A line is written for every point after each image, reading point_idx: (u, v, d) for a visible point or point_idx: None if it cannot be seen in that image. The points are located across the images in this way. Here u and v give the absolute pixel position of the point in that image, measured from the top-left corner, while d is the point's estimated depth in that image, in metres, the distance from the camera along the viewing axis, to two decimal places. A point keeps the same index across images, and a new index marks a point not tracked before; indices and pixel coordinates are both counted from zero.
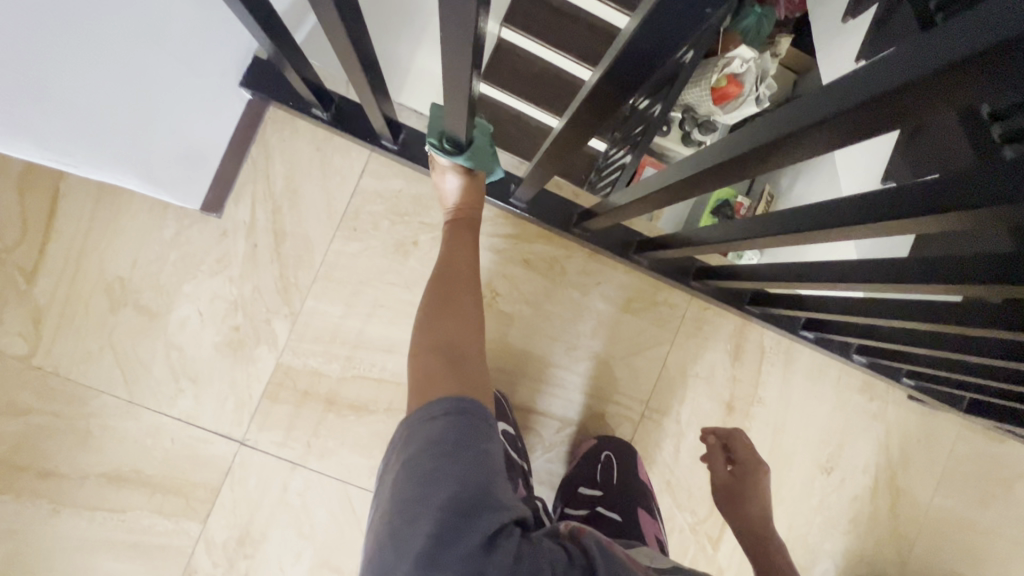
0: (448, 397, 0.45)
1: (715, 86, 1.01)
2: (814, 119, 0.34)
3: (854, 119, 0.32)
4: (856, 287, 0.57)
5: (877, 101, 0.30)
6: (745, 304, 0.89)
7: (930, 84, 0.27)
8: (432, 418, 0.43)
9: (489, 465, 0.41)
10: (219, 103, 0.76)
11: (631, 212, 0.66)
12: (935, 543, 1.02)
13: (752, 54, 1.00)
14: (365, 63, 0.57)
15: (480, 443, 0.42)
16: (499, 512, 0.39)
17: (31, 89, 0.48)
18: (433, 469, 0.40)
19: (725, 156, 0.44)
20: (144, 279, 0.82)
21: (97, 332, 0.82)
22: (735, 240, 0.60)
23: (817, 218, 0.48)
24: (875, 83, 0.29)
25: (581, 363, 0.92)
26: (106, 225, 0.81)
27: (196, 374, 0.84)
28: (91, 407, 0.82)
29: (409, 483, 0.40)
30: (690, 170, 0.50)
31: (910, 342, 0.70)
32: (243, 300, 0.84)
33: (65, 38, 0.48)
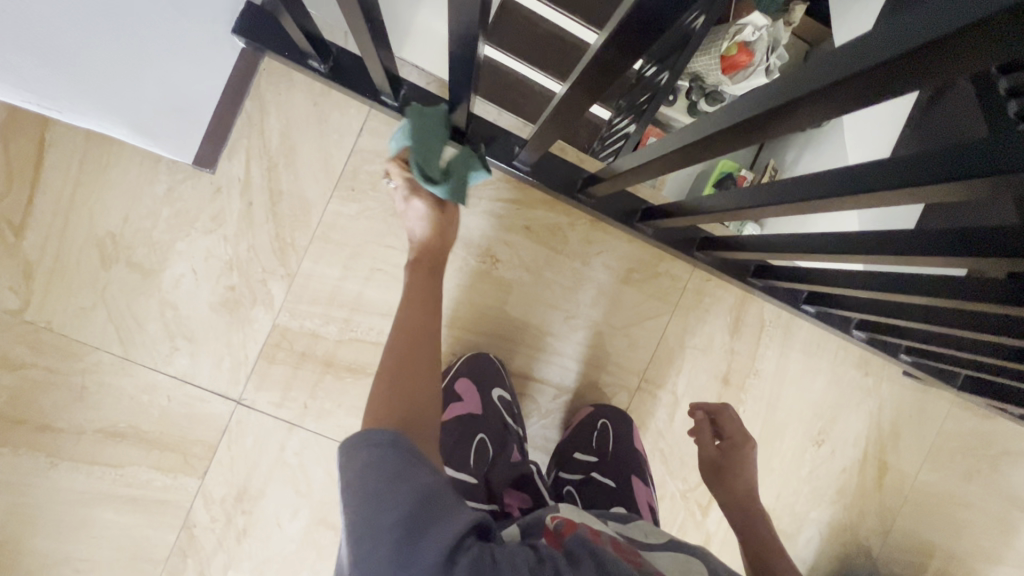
0: (383, 428, 0.44)
1: (726, 54, 0.97)
2: (821, 83, 0.33)
3: (869, 81, 0.30)
4: (859, 257, 0.56)
5: (892, 62, 0.28)
6: (748, 276, 0.88)
7: (945, 43, 0.25)
8: (367, 449, 0.42)
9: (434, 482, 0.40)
10: (210, 51, 0.72)
11: (635, 177, 0.65)
12: (918, 514, 1.05)
13: (764, 22, 0.95)
14: (366, 11, 0.54)
15: (421, 463, 0.41)
16: (455, 519, 0.39)
17: None
18: (380, 496, 0.38)
19: (732, 119, 0.42)
20: (135, 236, 0.80)
21: (89, 288, 0.80)
22: (741, 207, 0.59)
23: (821, 185, 0.46)
24: (894, 43, 0.28)
25: (579, 331, 0.92)
26: (94, 178, 0.78)
27: (191, 333, 0.83)
28: (84, 363, 0.81)
29: (355, 515, 0.39)
30: (696, 136, 0.48)
31: (907, 316, 0.70)
32: (238, 259, 0.83)
33: None
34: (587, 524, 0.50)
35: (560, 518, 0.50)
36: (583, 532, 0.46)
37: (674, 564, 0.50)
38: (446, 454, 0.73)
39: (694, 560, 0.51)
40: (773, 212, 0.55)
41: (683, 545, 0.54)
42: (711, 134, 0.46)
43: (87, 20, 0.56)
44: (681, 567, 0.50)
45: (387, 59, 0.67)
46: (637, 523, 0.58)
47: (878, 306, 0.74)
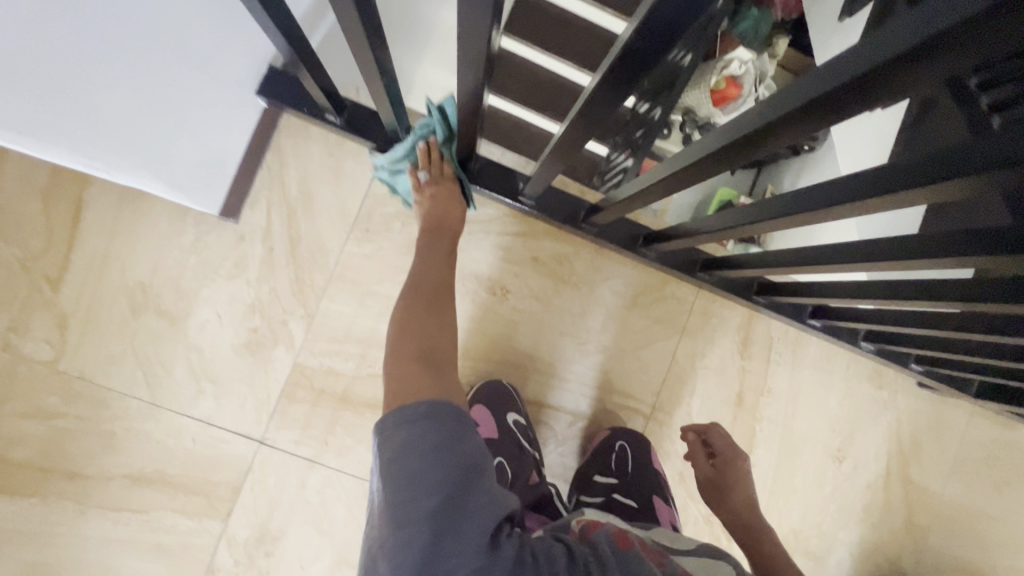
0: (422, 401, 0.44)
1: (715, 87, 1.03)
2: (793, 107, 0.35)
3: (833, 103, 0.33)
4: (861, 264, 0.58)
5: (848, 84, 0.31)
6: (752, 294, 0.89)
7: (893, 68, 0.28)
8: (409, 423, 0.43)
9: (473, 463, 0.42)
10: (236, 110, 0.75)
11: (636, 202, 0.68)
12: (952, 532, 1.02)
13: (749, 56, 1.02)
14: (382, 65, 0.59)
15: (460, 442, 0.42)
16: (496, 507, 0.41)
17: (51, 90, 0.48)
18: (420, 475, 0.40)
19: (718, 145, 0.45)
20: (163, 284, 0.84)
21: (119, 337, 0.84)
22: (735, 227, 0.61)
23: (811, 201, 0.49)
24: (852, 67, 0.30)
25: (590, 357, 0.94)
26: (126, 232, 0.83)
27: (215, 376, 0.86)
28: (113, 411, 0.84)
29: (397, 494, 0.40)
30: (689, 161, 0.51)
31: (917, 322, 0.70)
32: (261, 302, 0.87)
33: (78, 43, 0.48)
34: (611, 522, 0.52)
35: (584, 521, 0.51)
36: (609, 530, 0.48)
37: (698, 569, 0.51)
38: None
39: (719, 563, 0.52)
40: (763, 228, 0.58)
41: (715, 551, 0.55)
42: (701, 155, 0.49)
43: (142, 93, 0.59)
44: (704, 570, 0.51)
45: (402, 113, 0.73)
46: (663, 531, 0.59)
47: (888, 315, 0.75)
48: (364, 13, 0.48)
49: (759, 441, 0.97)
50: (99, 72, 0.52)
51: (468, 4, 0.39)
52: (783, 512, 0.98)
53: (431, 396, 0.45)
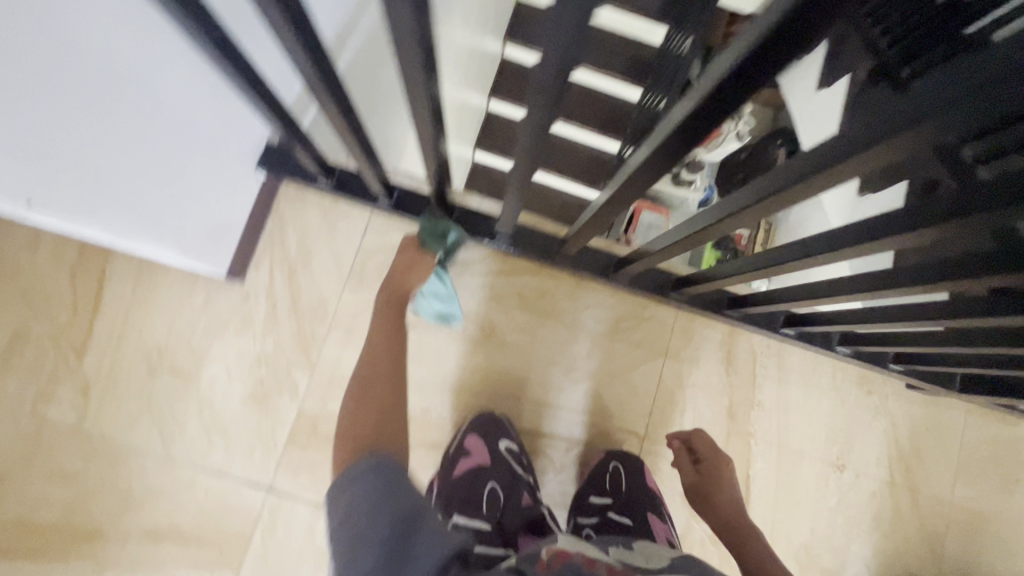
0: (363, 462, 0.52)
1: None
2: (685, 116, 0.38)
3: (717, 108, 0.36)
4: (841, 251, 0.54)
5: (720, 87, 0.33)
6: (724, 309, 0.93)
7: (750, 64, 0.31)
8: (351, 485, 0.50)
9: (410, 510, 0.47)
10: (238, 183, 0.84)
11: (587, 232, 0.72)
12: (968, 538, 1.00)
13: None
14: (358, 133, 0.68)
15: (397, 490, 0.49)
16: (436, 543, 0.46)
17: (69, 175, 0.55)
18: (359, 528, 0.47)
19: (636, 162, 0.49)
20: (177, 345, 0.92)
21: (137, 397, 0.90)
22: (676, 242, 0.67)
23: (729, 206, 0.51)
24: (718, 70, 0.33)
25: (580, 384, 0.98)
26: (144, 300, 0.91)
27: (225, 428, 0.91)
28: (130, 468, 0.89)
29: (345, 550, 0.46)
30: (618, 187, 0.55)
31: (901, 316, 0.69)
32: (266, 354, 0.93)
33: (101, 139, 0.56)
34: (579, 551, 0.55)
35: (553, 552, 0.53)
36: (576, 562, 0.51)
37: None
38: (457, 505, 0.79)
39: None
40: (696, 241, 0.63)
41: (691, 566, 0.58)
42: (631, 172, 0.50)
43: (156, 175, 0.66)
44: None
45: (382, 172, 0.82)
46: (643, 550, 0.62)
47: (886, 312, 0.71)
48: (335, 92, 0.57)
49: (755, 454, 0.99)
50: (91, 131, 0.53)
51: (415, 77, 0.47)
52: (789, 526, 0.98)
53: (370, 455, 0.52)
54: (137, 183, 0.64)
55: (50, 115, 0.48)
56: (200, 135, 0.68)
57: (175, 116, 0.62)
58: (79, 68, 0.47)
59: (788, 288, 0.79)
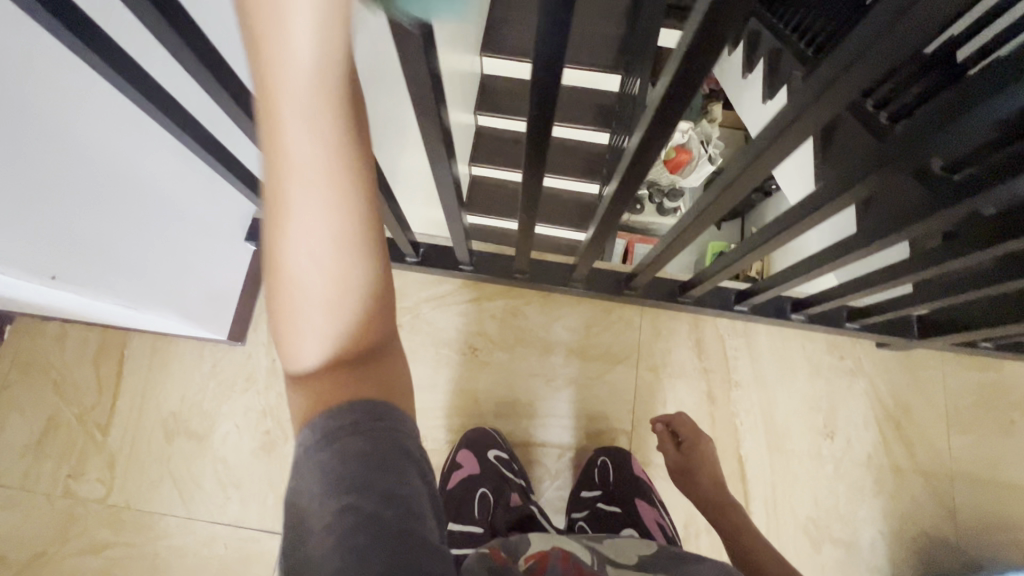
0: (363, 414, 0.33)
1: (669, 157, 1.25)
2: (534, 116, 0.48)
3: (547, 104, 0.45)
4: (742, 185, 0.57)
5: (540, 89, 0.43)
6: (678, 296, 1.00)
7: (548, 69, 0.40)
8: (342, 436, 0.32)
9: (399, 438, 0.34)
10: (233, 256, 0.97)
11: (527, 242, 0.82)
12: (974, 486, 1.00)
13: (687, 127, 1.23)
14: None
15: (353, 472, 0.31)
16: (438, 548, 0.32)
17: (94, 258, 0.67)
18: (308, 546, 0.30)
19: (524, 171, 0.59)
20: (191, 409, 1.01)
21: (158, 463, 0.98)
22: (597, 236, 0.77)
23: (620, 187, 0.61)
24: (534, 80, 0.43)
25: (563, 390, 1.03)
26: (158, 373, 1.02)
27: (239, 480, 0.98)
28: (155, 532, 0.95)
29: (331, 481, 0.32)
30: (524, 197, 0.65)
31: (821, 263, 0.76)
32: (270, 406, 1.01)
33: (115, 224, 0.68)
34: (556, 547, 0.60)
35: (533, 558, 0.56)
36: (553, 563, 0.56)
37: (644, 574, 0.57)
38: (450, 512, 0.88)
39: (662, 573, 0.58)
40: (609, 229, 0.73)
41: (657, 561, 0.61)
42: (525, 165, 0.57)
43: (163, 252, 0.78)
44: None
45: None
46: (614, 544, 0.65)
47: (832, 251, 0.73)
48: None
49: (743, 434, 1.02)
50: (104, 218, 0.66)
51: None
52: (792, 501, 0.99)
53: (374, 412, 0.33)
54: (149, 261, 0.76)
55: (68, 207, 0.60)
56: (190, 213, 0.81)
57: (156, 190, 0.73)
58: (72, 162, 0.58)
59: (715, 261, 0.87)
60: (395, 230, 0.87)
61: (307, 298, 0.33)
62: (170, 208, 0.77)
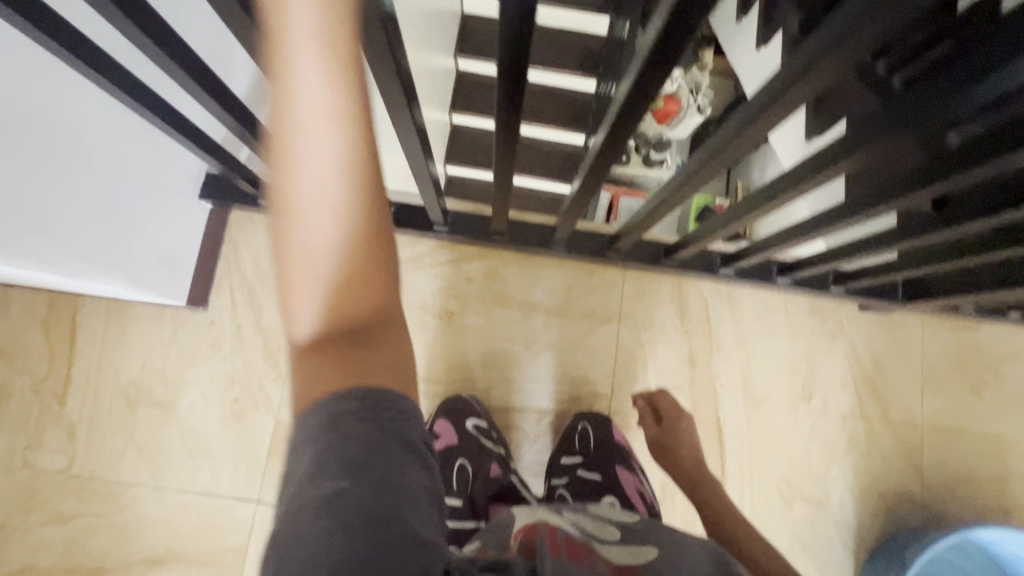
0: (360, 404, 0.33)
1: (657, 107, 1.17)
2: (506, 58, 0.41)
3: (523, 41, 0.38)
4: (736, 147, 0.51)
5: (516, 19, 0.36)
6: (662, 260, 0.97)
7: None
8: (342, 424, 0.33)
9: (405, 428, 0.34)
10: (185, 215, 0.89)
11: (504, 200, 0.76)
12: (942, 444, 1.02)
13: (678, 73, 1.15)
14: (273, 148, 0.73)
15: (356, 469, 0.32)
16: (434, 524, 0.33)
17: (20, 221, 0.60)
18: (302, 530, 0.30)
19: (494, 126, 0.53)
20: (153, 377, 0.96)
21: (122, 432, 0.94)
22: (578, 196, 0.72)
23: (604, 141, 0.55)
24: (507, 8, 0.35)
25: (542, 355, 1.01)
26: (115, 340, 0.96)
27: (208, 449, 0.95)
28: (123, 502, 0.93)
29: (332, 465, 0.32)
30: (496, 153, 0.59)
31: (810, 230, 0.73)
32: (237, 373, 0.97)
33: (44, 183, 0.60)
34: (545, 521, 0.57)
35: (522, 542, 0.51)
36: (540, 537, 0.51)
37: (629, 554, 0.54)
38: None
39: (646, 548, 0.55)
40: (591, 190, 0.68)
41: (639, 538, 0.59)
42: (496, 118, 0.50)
43: (104, 213, 0.71)
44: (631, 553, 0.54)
45: None
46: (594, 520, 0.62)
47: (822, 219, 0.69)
48: (230, 105, 0.62)
49: (722, 397, 1.02)
50: (31, 177, 0.58)
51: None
52: (767, 463, 1.00)
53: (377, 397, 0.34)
54: (85, 223, 0.69)
55: None
56: (135, 171, 0.73)
57: (92, 145, 0.64)
58: None
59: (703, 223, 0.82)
60: None
61: (302, 257, 0.35)
62: (111, 165, 0.69)
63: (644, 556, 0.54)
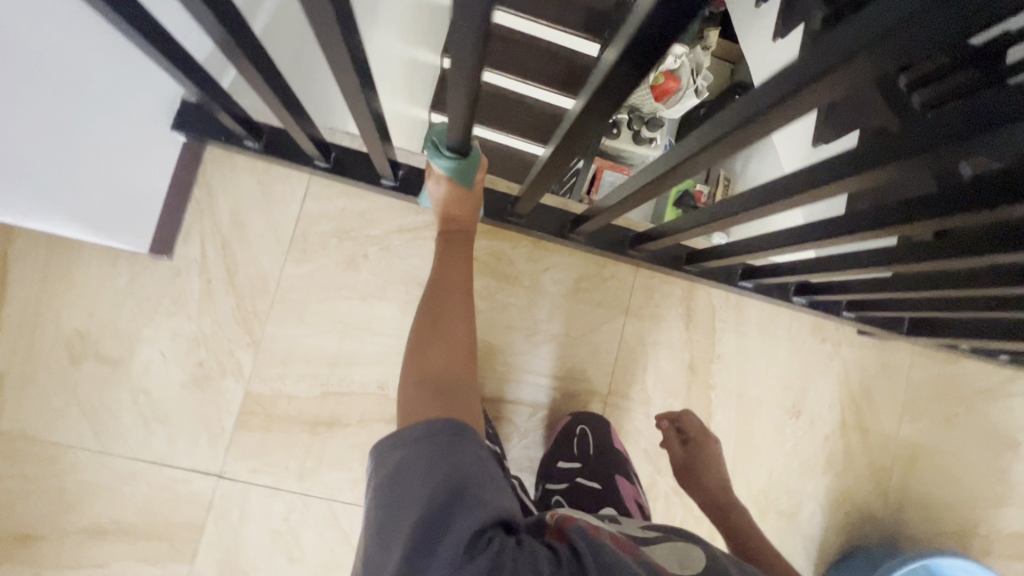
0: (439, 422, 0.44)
1: (656, 83, 1.07)
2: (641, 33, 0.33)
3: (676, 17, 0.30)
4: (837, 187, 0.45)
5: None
6: (683, 265, 0.92)
7: None
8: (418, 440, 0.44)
9: (460, 439, 0.44)
10: (153, 150, 0.75)
11: (543, 185, 0.67)
12: (911, 469, 1.06)
13: (684, 50, 1.06)
14: (278, 89, 0.60)
15: (451, 455, 0.42)
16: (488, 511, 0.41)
17: None
18: (400, 482, 0.41)
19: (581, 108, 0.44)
20: (102, 329, 0.84)
21: (61, 388, 0.83)
22: (632, 194, 0.63)
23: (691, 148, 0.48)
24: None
25: (542, 347, 0.96)
26: (57, 283, 0.82)
27: (165, 415, 0.85)
28: (61, 466, 0.82)
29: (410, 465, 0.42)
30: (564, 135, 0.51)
31: (850, 266, 0.70)
32: (204, 334, 0.86)
33: None
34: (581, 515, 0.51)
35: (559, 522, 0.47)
36: (583, 524, 0.46)
37: (675, 555, 0.49)
38: None
39: (692, 547, 0.50)
40: (646, 194, 0.61)
41: (677, 532, 0.53)
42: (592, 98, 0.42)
43: (37, 135, 0.57)
44: (678, 551, 0.49)
45: (314, 130, 0.74)
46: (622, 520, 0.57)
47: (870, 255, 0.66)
48: (238, 32, 0.49)
49: (716, 407, 1.00)
50: None
51: (327, 34, 0.41)
52: (749, 475, 1.01)
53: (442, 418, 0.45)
54: (14, 145, 0.55)
55: None
56: (92, 91, 0.60)
57: (34, 50, 0.50)
58: None
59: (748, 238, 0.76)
60: (379, 154, 0.69)
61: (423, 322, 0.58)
62: (57, 78, 0.55)
63: (695, 559, 0.48)
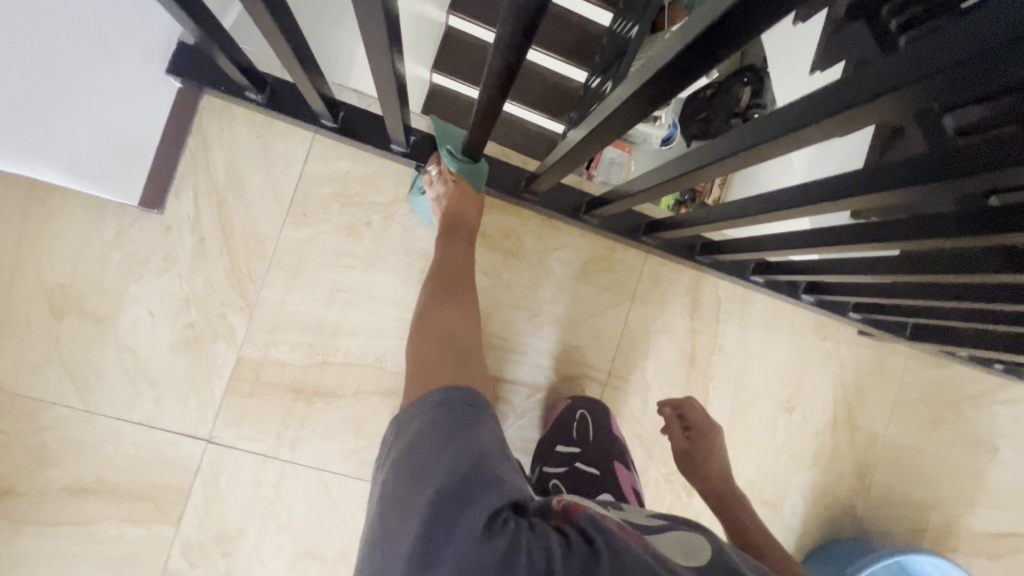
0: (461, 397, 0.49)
1: None
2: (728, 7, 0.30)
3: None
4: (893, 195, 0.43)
5: None
6: (696, 255, 0.90)
7: None
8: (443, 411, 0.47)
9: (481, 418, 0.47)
10: (142, 93, 0.69)
11: (567, 166, 0.64)
12: (893, 467, 1.09)
13: None
14: (291, 38, 0.55)
15: (469, 427, 0.46)
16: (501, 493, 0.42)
17: None
18: (421, 443, 0.45)
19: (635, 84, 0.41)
20: (86, 283, 0.79)
21: (42, 343, 0.79)
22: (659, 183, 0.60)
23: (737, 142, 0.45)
24: None
25: (545, 329, 0.94)
26: (38, 231, 0.77)
27: (152, 376, 0.82)
28: (41, 422, 0.79)
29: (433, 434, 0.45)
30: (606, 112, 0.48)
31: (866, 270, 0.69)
32: (195, 295, 0.82)
33: None
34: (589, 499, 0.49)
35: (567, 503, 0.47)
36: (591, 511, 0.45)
37: (679, 544, 0.48)
38: None
39: (697, 537, 0.49)
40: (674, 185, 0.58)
41: (682, 521, 0.53)
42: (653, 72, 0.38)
43: None
44: (682, 542, 0.48)
45: (323, 86, 0.69)
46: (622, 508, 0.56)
47: (893, 262, 0.65)
48: None
49: (713, 398, 1.00)
50: None
51: None
52: (739, 466, 1.02)
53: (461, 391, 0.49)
54: None
55: None
56: None
57: None
58: None
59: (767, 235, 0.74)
60: (395, 118, 0.64)
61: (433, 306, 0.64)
62: None
63: (700, 550, 0.47)
